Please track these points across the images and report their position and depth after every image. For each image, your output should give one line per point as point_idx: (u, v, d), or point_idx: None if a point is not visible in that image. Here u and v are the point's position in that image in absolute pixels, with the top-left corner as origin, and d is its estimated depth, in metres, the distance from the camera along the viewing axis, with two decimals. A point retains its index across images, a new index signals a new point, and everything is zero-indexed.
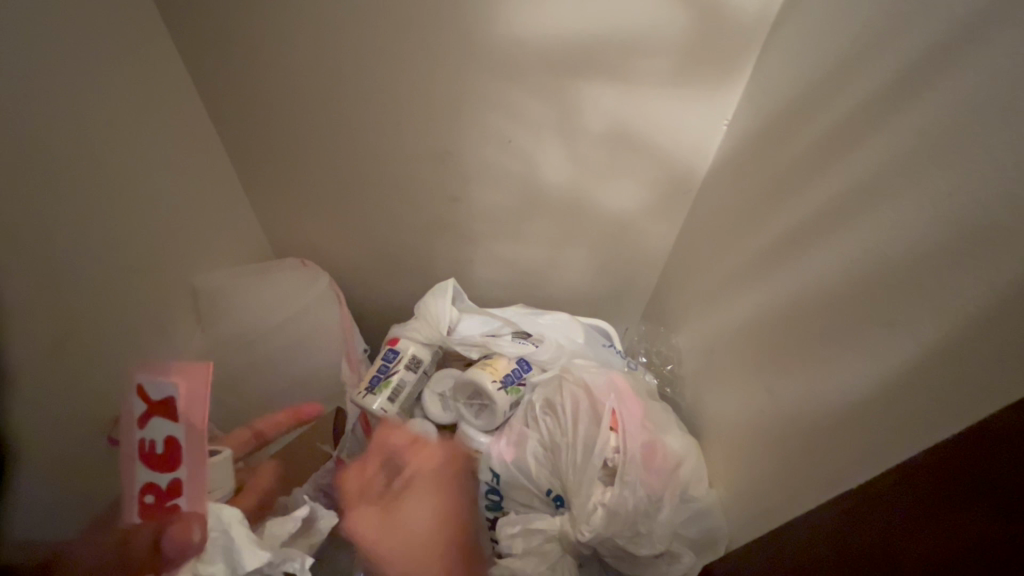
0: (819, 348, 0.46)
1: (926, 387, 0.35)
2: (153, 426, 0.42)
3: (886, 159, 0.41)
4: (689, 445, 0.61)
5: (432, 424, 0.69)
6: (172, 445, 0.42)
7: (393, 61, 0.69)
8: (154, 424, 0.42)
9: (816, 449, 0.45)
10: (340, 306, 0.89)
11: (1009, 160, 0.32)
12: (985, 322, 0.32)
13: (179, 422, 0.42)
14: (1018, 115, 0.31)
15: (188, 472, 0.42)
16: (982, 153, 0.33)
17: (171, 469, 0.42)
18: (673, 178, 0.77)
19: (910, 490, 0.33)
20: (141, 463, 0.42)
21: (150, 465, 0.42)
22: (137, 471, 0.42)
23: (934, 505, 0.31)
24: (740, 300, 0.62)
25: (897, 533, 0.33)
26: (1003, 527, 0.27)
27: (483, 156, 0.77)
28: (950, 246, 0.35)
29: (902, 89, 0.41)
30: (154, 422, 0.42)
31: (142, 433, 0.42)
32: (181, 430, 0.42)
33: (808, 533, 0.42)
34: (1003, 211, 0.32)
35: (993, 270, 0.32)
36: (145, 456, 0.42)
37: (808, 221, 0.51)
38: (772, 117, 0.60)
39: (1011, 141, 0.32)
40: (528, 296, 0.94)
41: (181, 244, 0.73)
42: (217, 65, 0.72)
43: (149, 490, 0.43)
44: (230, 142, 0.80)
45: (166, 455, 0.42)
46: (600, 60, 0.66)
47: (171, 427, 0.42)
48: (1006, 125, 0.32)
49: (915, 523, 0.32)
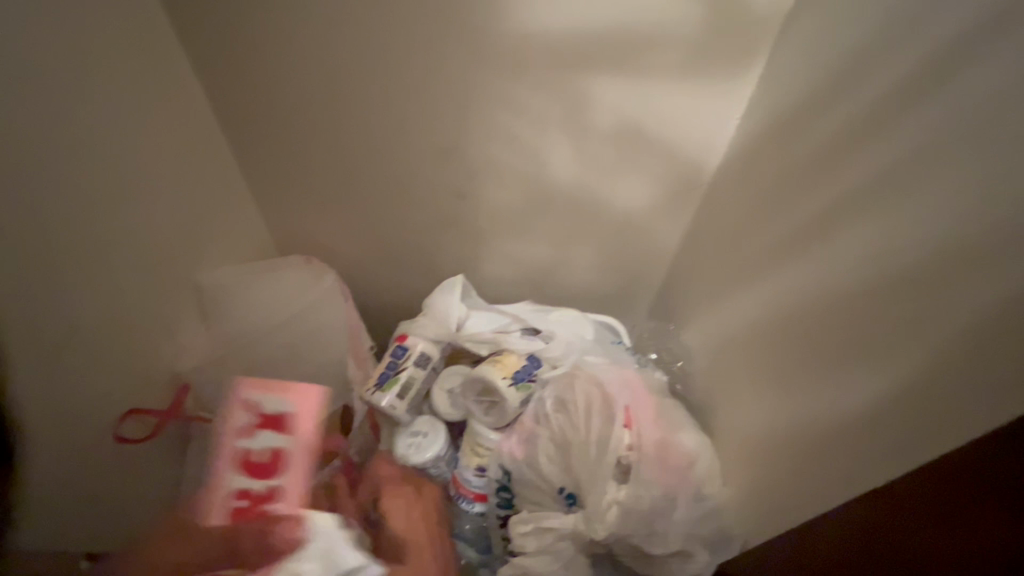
0: (835, 344, 0.46)
1: (950, 384, 0.35)
2: (261, 437, 0.57)
3: (906, 153, 0.40)
4: (704, 443, 0.59)
5: (441, 420, 0.68)
6: (277, 453, 0.56)
7: (398, 57, 0.68)
8: (262, 436, 0.57)
9: (832, 447, 0.45)
10: (346, 303, 0.88)
11: None
12: (1012, 319, 0.31)
13: (291, 435, 0.57)
14: None
15: (286, 478, 0.56)
16: (1009, 146, 0.33)
17: (268, 475, 0.55)
18: (682, 174, 0.76)
19: (934, 489, 0.32)
20: (241, 471, 0.55)
21: (250, 472, 0.55)
22: (237, 477, 0.54)
23: (963, 506, 0.30)
24: (751, 296, 0.61)
25: (921, 534, 0.33)
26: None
27: (490, 153, 0.76)
28: (975, 241, 0.34)
29: (922, 82, 0.40)
30: (265, 434, 0.57)
31: (246, 445, 0.56)
32: (285, 442, 0.57)
33: (826, 537, 0.41)
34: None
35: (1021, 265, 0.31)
36: (250, 463, 0.55)
37: (823, 215, 0.50)
38: (785, 112, 0.59)
39: None
40: (535, 293, 0.94)
41: (186, 242, 0.73)
42: (222, 62, 0.71)
43: (243, 496, 0.54)
44: (234, 139, 0.80)
45: (266, 462, 0.56)
46: (609, 55, 0.65)
47: (279, 439, 0.57)
48: None
49: (943, 524, 0.31)
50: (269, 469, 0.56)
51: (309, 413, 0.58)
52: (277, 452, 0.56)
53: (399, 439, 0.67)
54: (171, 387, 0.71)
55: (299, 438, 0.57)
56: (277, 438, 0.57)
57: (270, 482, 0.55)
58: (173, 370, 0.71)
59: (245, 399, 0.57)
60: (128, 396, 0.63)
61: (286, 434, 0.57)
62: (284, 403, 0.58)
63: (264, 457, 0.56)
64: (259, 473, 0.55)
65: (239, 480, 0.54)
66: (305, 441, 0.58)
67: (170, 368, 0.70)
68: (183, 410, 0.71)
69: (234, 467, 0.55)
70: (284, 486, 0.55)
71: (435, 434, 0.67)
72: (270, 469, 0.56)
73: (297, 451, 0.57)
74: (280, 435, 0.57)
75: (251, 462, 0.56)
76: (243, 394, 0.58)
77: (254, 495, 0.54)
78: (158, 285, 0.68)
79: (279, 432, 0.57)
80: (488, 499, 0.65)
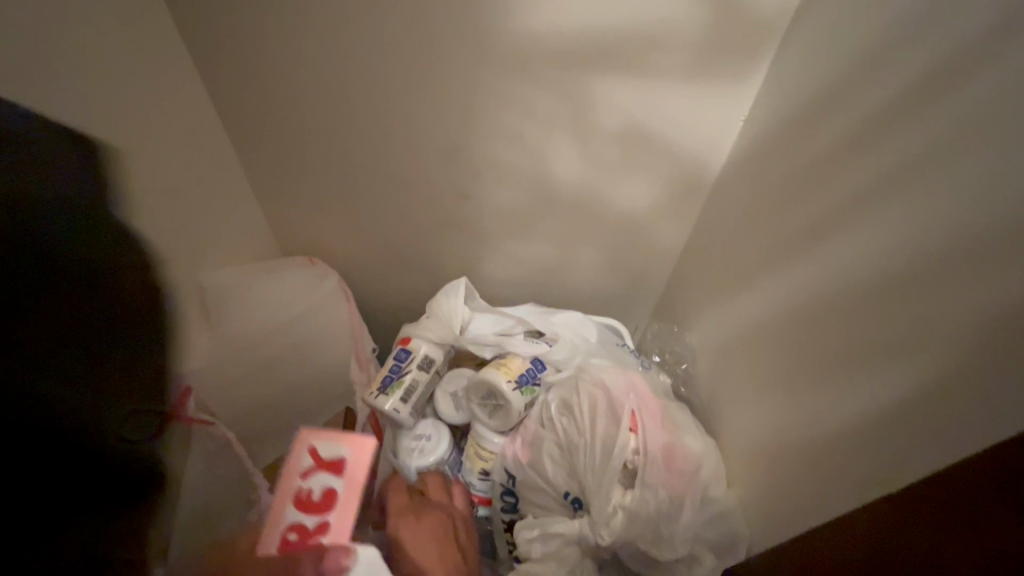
0: (840, 348, 0.46)
1: (953, 391, 0.34)
2: (315, 478, 0.51)
3: (914, 154, 0.40)
4: (709, 447, 0.59)
5: (444, 423, 0.69)
6: (330, 493, 0.50)
7: (401, 58, 0.68)
8: (316, 476, 0.50)
9: (838, 451, 0.44)
10: (347, 302, 0.89)
11: None
12: (1017, 327, 0.31)
13: (343, 477, 0.50)
14: None
15: (335, 519, 0.48)
16: (1014, 151, 0.32)
17: (319, 512, 0.49)
18: (687, 176, 0.76)
19: (942, 499, 0.32)
20: (293, 507, 0.49)
21: (304, 508, 0.49)
22: (289, 512, 0.49)
23: (966, 518, 0.30)
24: (756, 299, 0.61)
25: (913, 543, 0.33)
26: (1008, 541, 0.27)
27: (494, 154, 0.76)
28: (978, 246, 0.34)
29: (928, 83, 0.39)
30: (319, 475, 0.50)
31: (303, 483, 0.50)
32: (340, 482, 0.50)
33: (832, 543, 0.41)
34: None
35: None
36: (302, 501, 0.49)
37: (827, 218, 0.50)
38: (789, 115, 0.59)
39: None
40: (538, 294, 0.94)
41: (189, 243, 0.72)
42: (225, 65, 0.71)
43: (293, 530, 0.48)
44: (237, 140, 0.80)
45: (318, 502, 0.49)
46: (614, 55, 0.65)
47: (332, 479, 0.50)
48: None
49: (942, 533, 0.31)
50: (319, 507, 0.49)
51: (364, 457, 0.51)
52: (329, 490, 0.50)
53: (402, 442, 0.67)
54: None
55: (352, 483, 0.50)
56: (331, 479, 0.50)
57: (322, 520, 0.48)
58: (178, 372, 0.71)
59: (305, 442, 0.52)
60: None
61: (342, 474, 0.51)
62: (341, 446, 0.52)
63: (317, 494, 0.50)
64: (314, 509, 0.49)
65: (293, 516, 0.48)
66: (356, 484, 0.50)
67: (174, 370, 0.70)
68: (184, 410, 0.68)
69: (291, 504, 0.49)
70: (332, 523, 0.48)
71: (439, 437, 0.67)
72: (321, 508, 0.49)
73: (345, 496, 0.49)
74: (331, 473, 0.51)
75: (304, 499, 0.50)
76: (303, 435, 0.53)
77: (306, 532, 0.48)
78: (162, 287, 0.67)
79: (335, 473, 0.51)
80: (494, 502, 0.65)
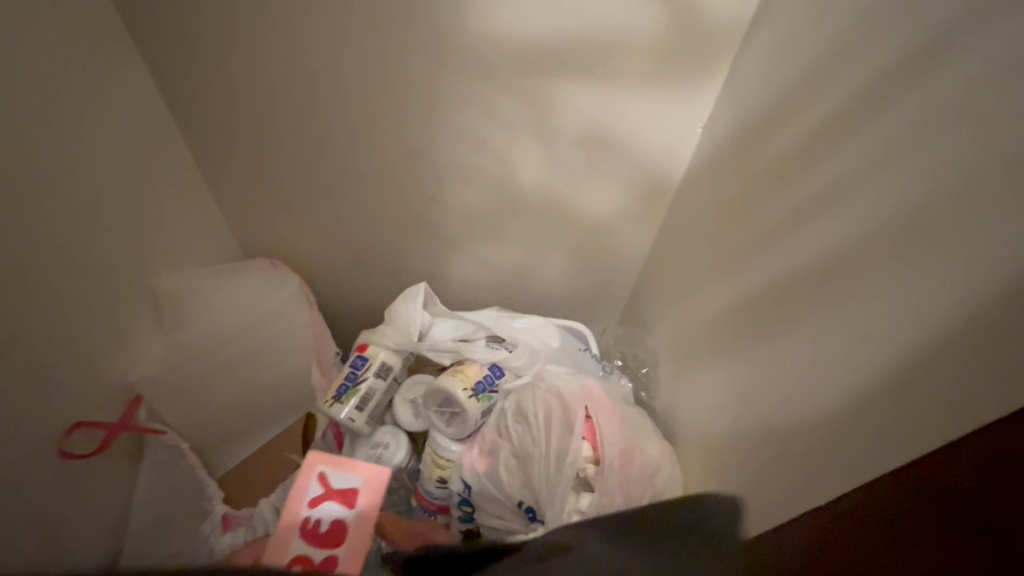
0: (790, 357, 0.47)
1: (887, 404, 0.35)
2: (323, 508, 0.50)
3: (866, 163, 0.40)
4: (668, 452, 0.60)
5: (402, 430, 0.67)
6: (338, 528, 0.49)
7: (364, 56, 0.67)
8: (327, 506, 0.50)
9: (784, 459, 0.45)
10: (310, 310, 0.88)
11: (973, 178, 0.31)
12: (951, 343, 0.32)
13: (355, 508, 0.51)
14: (981, 131, 0.31)
15: (346, 552, 0.48)
16: (945, 171, 0.33)
17: (328, 544, 0.48)
18: (651, 181, 0.76)
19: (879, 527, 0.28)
20: (298, 536, 0.49)
21: (311, 539, 0.49)
22: (293, 542, 0.48)
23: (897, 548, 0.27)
24: (715, 305, 0.61)
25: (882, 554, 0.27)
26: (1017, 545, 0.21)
27: (459, 158, 0.75)
28: (912, 262, 0.35)
29: (878, 92, 0.40)
30: (329, 506, 0.50)
31: (317, 517, 0.50)
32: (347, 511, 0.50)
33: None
34: (966, 228, 0.32)
35: (958, 285, 0.32)
36: (308, 531, 0.49)
37: (782, 226, 0.50)
38: (747, 123, 0.60)
39: (974, 158, 0.31)
40: (505, 298, 0.93)
41: (140, 245, 0.70)
42: (180, 65, 0.69)
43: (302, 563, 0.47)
44: (194, 138, 0.77)
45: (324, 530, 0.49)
46: (577, 59, 0.65)
47: (336, 521, 0.50)
48: (970, 141, 0.32)
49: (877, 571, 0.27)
50: (334, 531, 0.49)
51: (377, 485, 0.52)
52: (336, 523, 0.49)
53: (361, 450, 0.66)
54: (124, 399, 0.68)
55: (362, 514, 0.50)
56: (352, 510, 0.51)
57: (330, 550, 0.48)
58: (125, 381, 0.68)
59: (314, 469, 0.52)
60: (77, 407, 0.61)
61: (351, 506, 0.51)
62: (351, 476, 0.52)
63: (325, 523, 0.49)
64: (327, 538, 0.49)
65: (301, 541, 0.48)
66: (367, 515, 0.51)
67: (120, 379, 0.67)
68: (133, 420, 0.68)
69: (301, 534, 0.49)
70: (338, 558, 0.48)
71: (398, 444, 0.65)
72: (325, 541, 0.48)
73: (350, 529, 0.49)
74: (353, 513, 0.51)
75: (309, 529, 0.49)
76: (310, 461, 0.52)
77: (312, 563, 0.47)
78: (108, 294, 0.65)
79: (344, 503, 0.51)
80: (450, 511, 0.64)
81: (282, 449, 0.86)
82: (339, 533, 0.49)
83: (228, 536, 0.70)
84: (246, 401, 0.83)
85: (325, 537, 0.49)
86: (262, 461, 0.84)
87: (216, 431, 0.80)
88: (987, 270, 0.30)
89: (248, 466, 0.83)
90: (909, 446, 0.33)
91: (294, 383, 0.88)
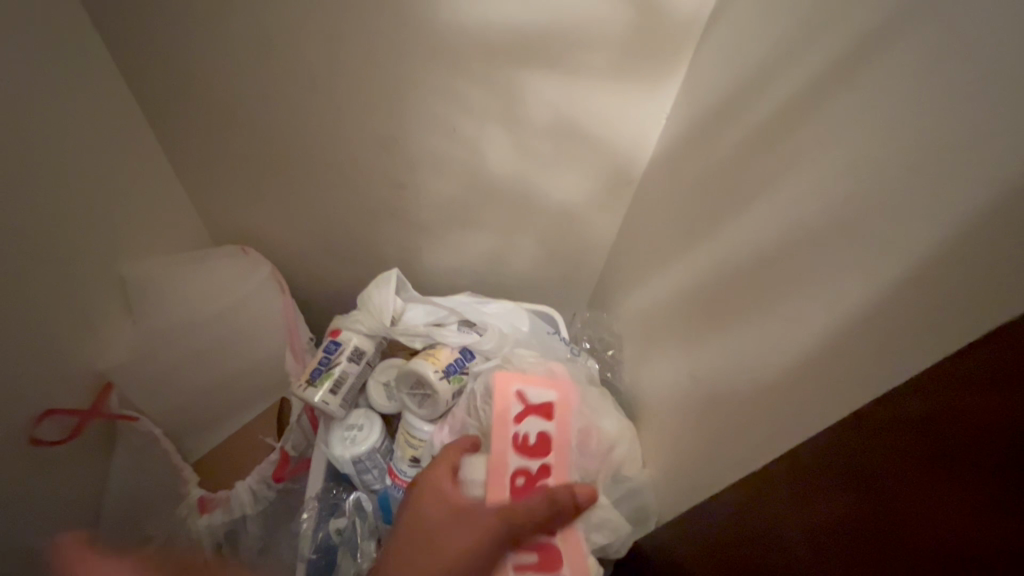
0: (732, 337, 0.50)
1: (813, 378, 0.39)
2: (527, 423, 0.61)
3: (801, 156, 0.43)
4: (624, 429, 0.65)
5: (376, 412, 0.69)
6: (544, 437, 0.60)
7: (329, 44, 0.66)
8: (531, 420, 0.60)
9: (727, 429, 0.49)
10: (283, 295, 0.86)
11: (885, 174, 0.34)
12: (862, 325, 0.35)
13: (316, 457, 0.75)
14: (894, 131, 0.34)
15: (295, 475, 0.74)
16: (864, 166, 0.36)
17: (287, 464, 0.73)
18: (616, 169, 0.79)
19: (854, 479, 0.30)
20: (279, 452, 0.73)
21: (524, 452, 0.59)
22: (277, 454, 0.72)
23: (834, 480, 0.31)
24: (672, 290, 0.64)
25: (872, 506, 0.28)
26: (1002, 480, 0.22)
27: (428, 144, 0.76)
28: (833, 251, 0.38)
29: (815, 89, 0.43)
30: (533, 419, 0.60)
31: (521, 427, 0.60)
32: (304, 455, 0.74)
33: (727, 526, 0.43)
34: (879, 217, 0.35)
35: (870, 271, 0.35)
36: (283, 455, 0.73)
37: (729, 213, 0.53)
38: (702, 115, 0.62)
39: (888, 156, 0.34)
40: (476, 282, 0.95)
41: (106, 233, 0.69)
42: (140, 45, 0.67)
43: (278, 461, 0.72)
44: (157, 124, 0.75)
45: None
46: (545, 50, 0.66)
47: (543, 424, 0.61)
48: (884, 140, 0.35)
49: (823, 502, 0.32)
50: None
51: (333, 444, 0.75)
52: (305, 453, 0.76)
53: (335, 431, 0.67)
54: (94, 386, 0.68)
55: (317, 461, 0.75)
56: (480, 469, 0.58)
57: (542, 461, 0.58)
58: (95, 368, 0.68)
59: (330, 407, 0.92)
60: (46, 394, 0.60)
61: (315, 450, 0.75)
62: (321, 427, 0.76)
63: (533, 557, 0.54)
64: (534, 544, 0.54)
65: (517, 459, 0.58)
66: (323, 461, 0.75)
67: (88, 367, 0.67)
68: (106, 407, 0.68)
69: (513, 449, 0.58)
70: (560, 546, 0.55)
71: (371, 426, 0.67)
72: (549, 415, 0.61)
73: (500, 471, 0.57)
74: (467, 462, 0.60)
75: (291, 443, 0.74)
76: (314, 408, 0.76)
77: (531, 473, 0.57)
78: (74, 283, 0.64)
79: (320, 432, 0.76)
80: None
81: (255, 434, 0.86)
82: (551, 435, 0.60)
83: (206, 517, 0.69)
84: (216, 387, 0.83)
85: (546, 409, 0.62)
86: (236, 444, 0.85)
87: (186, 417, 0.80)
88: (892, 259, 0.33)
89: (223, 449, 0.84)
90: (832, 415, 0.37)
91: (265, 367, 0.88)
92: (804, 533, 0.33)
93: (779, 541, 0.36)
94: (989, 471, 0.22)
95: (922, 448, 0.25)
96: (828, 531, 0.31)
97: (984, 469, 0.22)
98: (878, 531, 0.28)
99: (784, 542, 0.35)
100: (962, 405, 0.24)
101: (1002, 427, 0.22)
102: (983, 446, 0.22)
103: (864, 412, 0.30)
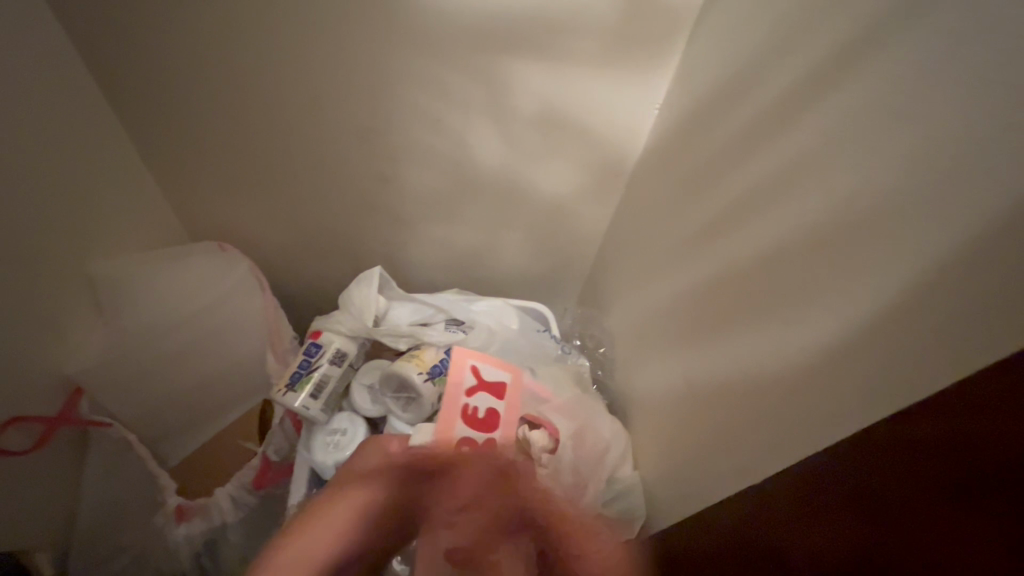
0: (728, 338, 0.49)
1: (810, 385, 0.38)
2: (478, 397, 0.62)
3: (802, 154, 0.41)
4: (619, 433, 0.65)
5: (360, 416, 0.66)
6: (492, 412, 0.62)
7: (307, 29, 0.63)
8: (481, 396, 0.62)
9: (721, 434, 0.48)
10: (262, 292, 0.84)
11: (888, 174, 0.33)
12: (862, 334, 0.34)
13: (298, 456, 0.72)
14: (899, 128, 0.33)
15: (276, 474, 0.72)
16: (866, 165, 0.35)
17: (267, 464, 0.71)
18: (607, 162, 0.76)
19: (839, 501, 0.29)
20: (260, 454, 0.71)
21: (471, 423, 0.61)
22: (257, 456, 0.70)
23: (816, 500, 0.31)
24: (665, 289, 0.63)
25: (856, 527, 0.28)
26: (1004, 510, 0.21)
27: (412, 136, 0.73)
28: (831, 255, 0.37)
29: (818, 82, 0.40)
30: (484, 394, 0.62)
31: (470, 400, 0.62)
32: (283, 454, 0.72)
33: (713, 537, 0.41)
34: (881, 220, 0.33)
35: (869, 276, 0.33)
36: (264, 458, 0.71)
37: (725, 211, 0.51)
38: (697, 106, 0.60)
39: (893, 155, 0.33)
40: (464, 279, 0.93)
41: (73, 231, 0.65)
42: (105, 32, 0.63)
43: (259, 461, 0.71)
44: (126, 116, 0.71)
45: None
46: (532, 36, 0.63)
47: (493, 401, 0.63)
48: (889, 138, 0.33)
49: (810, 526, 0.31)
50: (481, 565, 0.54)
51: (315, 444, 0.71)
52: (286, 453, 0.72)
53: (317, 437, 0.65)
54: (63, 391, 0.65)
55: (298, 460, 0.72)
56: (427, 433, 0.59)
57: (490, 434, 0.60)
58: (61, 373, 0.64)
59: None
60: (10, 402, 0.56)
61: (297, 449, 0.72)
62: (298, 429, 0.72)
63: None
64: None
65: (464, 428, 0.60)
66: None
67: (54, 372, 0.64)
68: (75, 412, 0.66)
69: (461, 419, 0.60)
70: None
71: (355, 430, 0.64)
72: (499, 393, 0.63)
73: (445, 434, 0.59)
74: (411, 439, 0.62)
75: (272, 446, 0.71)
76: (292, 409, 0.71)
77: (476, 443, 0.59)
78: (40, 284, 0.61)
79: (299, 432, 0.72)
80: None
81: (236, 436, 0.84)
82: (500, 411, 0.62)
83: (183, 526, 0.67)
84: (194, 388, 0.79)
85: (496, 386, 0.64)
86: (219, 447, 0.83)
87: (164, 421, 0.77)
88: (893, 265, 0.32)
89: (204, 452, 0.82)
90: (826, 421, 0.36)
91: (247, 368, 0.85)
92: (785, 548, 0.33)
93: (757, 555, 0.35)
94: (991, 506, 0.22)
95: (922, 472, 0.24)
96: (811, 548, 0.31)
97: (981, 497, 0.22)
98: (858, 556, 0.27)
99: (763, 555, 0.35)
100: (957, 428, 0.23)
101: (1015, 461, 0.21)
102: (982, 477, 0.22)
103: (858, 432, 0.29)
